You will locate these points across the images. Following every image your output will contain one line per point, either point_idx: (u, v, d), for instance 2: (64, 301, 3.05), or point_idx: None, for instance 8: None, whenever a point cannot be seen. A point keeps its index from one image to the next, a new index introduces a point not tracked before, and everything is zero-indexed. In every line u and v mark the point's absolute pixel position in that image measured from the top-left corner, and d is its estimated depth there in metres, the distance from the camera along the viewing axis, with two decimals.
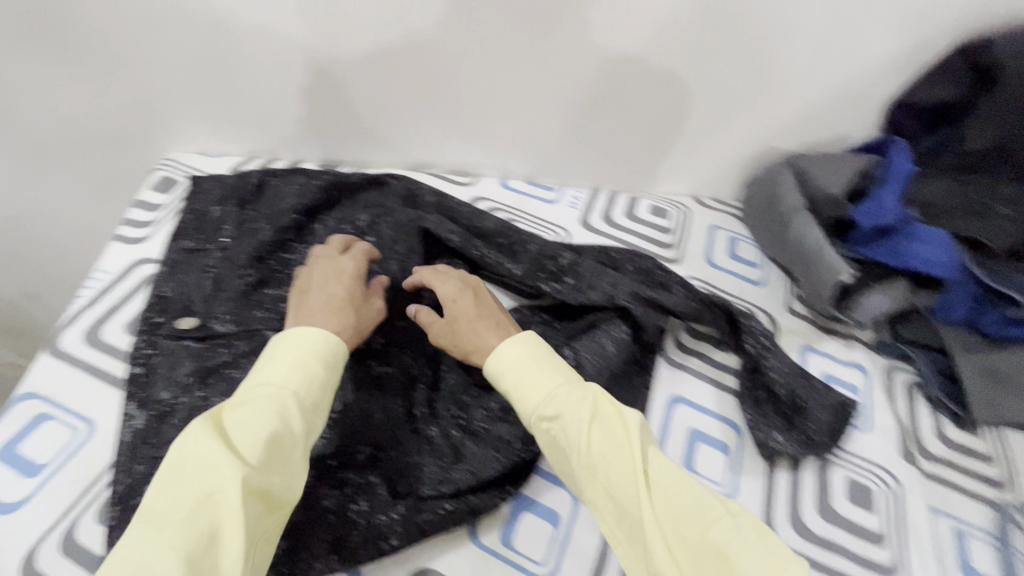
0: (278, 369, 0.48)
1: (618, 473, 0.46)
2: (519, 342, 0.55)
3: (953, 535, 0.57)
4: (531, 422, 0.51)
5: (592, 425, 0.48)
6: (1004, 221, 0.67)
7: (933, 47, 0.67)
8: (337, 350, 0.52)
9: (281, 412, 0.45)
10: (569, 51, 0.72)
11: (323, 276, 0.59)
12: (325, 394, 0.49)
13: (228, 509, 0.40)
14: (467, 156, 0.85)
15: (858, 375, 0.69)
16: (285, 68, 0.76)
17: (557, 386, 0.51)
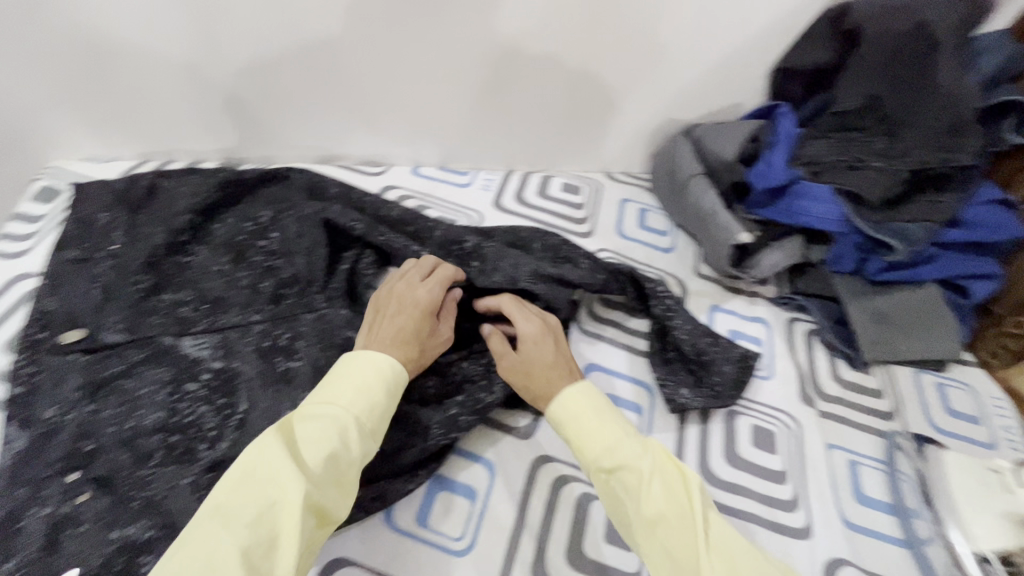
0: (344, 391, 0.49)
1: (677, 537, 0.44)
2: (584, 391, 0.53)
3: (847, 466, 0.62)
4: (592, 471, 0.50)
5: (655, 484, 0.47)
6: (877, 173, 0.70)
7: (802, 16, 0.71)
8: (402, 374, 0.52)
9: (343, 434, 0.46)
10: (462, 33, 0.71)
11: (402, 303, 0.58)
12: (386, 417, 0.50)
13: (288, 518, 0.41)
14: (376, 147, 0.84)
15: (760, 329, 0.73)
16: (167, 64, 0.72)
17: (620, 438, 0.50)
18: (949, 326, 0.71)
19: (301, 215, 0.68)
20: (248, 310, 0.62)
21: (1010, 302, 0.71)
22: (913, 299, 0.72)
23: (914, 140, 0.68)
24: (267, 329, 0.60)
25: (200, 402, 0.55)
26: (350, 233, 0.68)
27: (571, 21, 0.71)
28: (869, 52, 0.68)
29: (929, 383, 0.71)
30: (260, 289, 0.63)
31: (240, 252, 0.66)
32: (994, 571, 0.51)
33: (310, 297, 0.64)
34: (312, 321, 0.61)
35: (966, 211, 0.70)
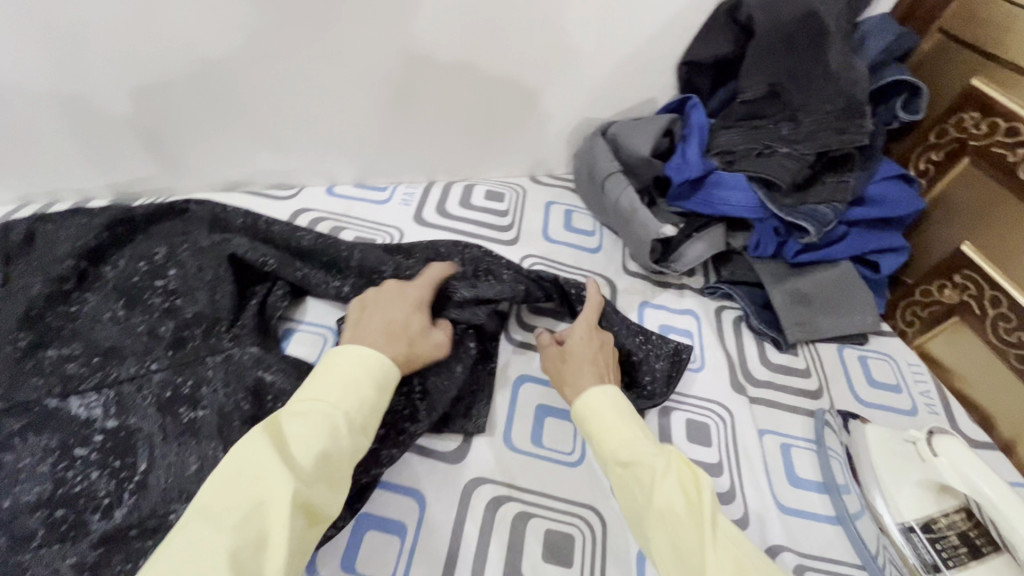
0: (331, 385, 0.47)
1: (685, 532, 0.42)
2: (606, 390, 0.53)
3: (780, 451, 0.63)
4: (608, 466, 0.50)
5: (669, 479, 0.45)
6: (785, 159, 0.71)
7: (700, 10, 0.72)
8: (390, 368, 0.50)
9: (333, 430, 0.44)
10: (359, 48, 0.68)
11: (392, 299, 0.57)
12: (376, 413, 0.48)
13: (280, 519, 0.39)
14: (285, 168, 0.80)
15: (689, 321, 0.73)
16: (34, 98, 0.66)
17: (638, 436, 0.49)
18: (864, 303, 0.74)
19: (201, 248, 0.64)
20: (145, 359, 0.57)
21: (918, 270, 0.75)
22: (830, 277, 0.75)
23: (815, 125, 0.69)
24: (166, 378, 0.56)
25: (91, 467, 0.50)
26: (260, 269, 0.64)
27: (472, 27, 0.69)
28: (762, 44, 0.70)
29: (851, 357, 0.74)
30: (159, 334, 0.59)
31: (134, 296, 0.61)
32: (919, 541, 0.53)
33: (216, 338, 0.60)
34: (217, 364, 0.57)
35: (869, 188, 0.73)
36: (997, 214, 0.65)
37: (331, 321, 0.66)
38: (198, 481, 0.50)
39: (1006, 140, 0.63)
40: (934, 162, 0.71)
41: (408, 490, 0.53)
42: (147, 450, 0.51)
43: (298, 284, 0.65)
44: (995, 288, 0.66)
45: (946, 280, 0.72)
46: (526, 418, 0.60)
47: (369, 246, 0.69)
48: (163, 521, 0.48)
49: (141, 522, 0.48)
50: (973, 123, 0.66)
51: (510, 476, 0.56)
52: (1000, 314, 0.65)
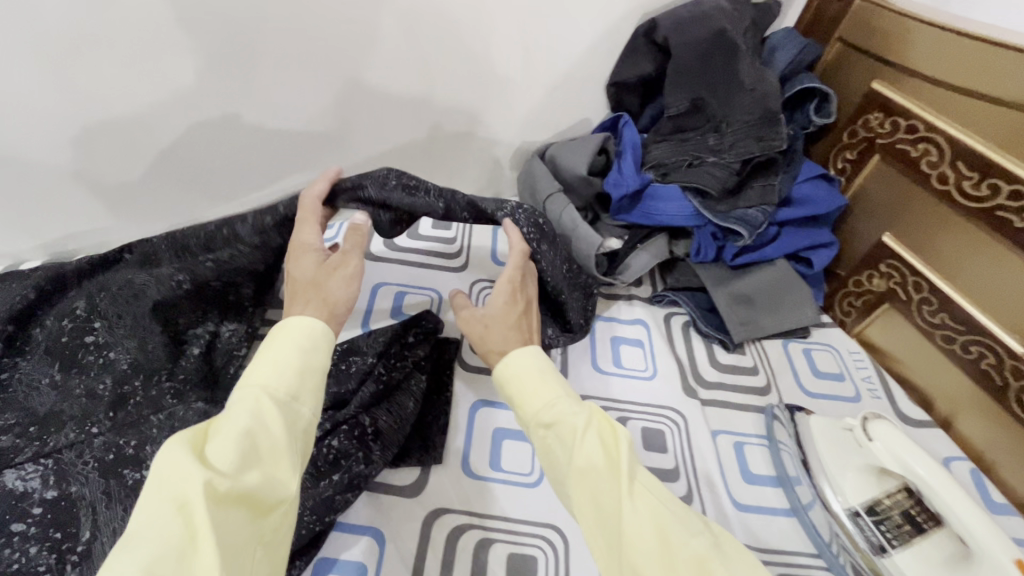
0: (252, 370, 0.45)
1: (605, 485, 0.45)
2: (528, 352, 0.54)
3: (735, 449, 0.65)
4: (531, 426, 0.51)
5: (589, 437, 0.47)
6: (713, 168, 0.75)
7: (620, 34, 0.75)
8: (315, 333, 0.49)
9: (256, 410, 0.43)
10: (289, 92, 0.69)
11: (292, 261, 0.56)
12: (304, 380, 0.46)
13: (204, 508, 0.37)
14: (227, 212, 0.80)
15: (639, 330, 0.75)
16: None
17: (560, 397, 0.51)
18: (803, 297, 0.78)
19: (119, 294, 0.61)
20: (85, 423, 0.55)
21: (849, 262, 0.79)
22: (769, 277, 0.78)
23: (737, 133, 0.73)
24: (108, 441, 0.54)
25: (31, 542, 0.48)
26: (177, 293, 0.61)
27: (401, 65, 0.70)
28: (680, 61, 0.73)
29: (796, 350, 0.77)
30: (98, 394, 0.57)
31: (71, 358, 0.59)
32: (864, 523, 0.55)
33: (160, 392, 0.59)
34: (162, 421, 0.56)
35: (794, 190, 0.77)
36: (911, 205, 0.69)
37: None
38: None
39: (908, 137, 0.68)
40: (850, 161, 0.76)
41: (367, 530, 0.53)
42: (90, 518, 0.49)
43: (215, 281, 0.62)
44: (916, 274, 0.70)
45: (874, 269, 0.75)
46: (483, 443, 0.61)
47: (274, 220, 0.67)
48: None
49: None
50: (879, 123, 0.71)
51: (470, 503, 0.56)
52: (923, 298, 0.69)
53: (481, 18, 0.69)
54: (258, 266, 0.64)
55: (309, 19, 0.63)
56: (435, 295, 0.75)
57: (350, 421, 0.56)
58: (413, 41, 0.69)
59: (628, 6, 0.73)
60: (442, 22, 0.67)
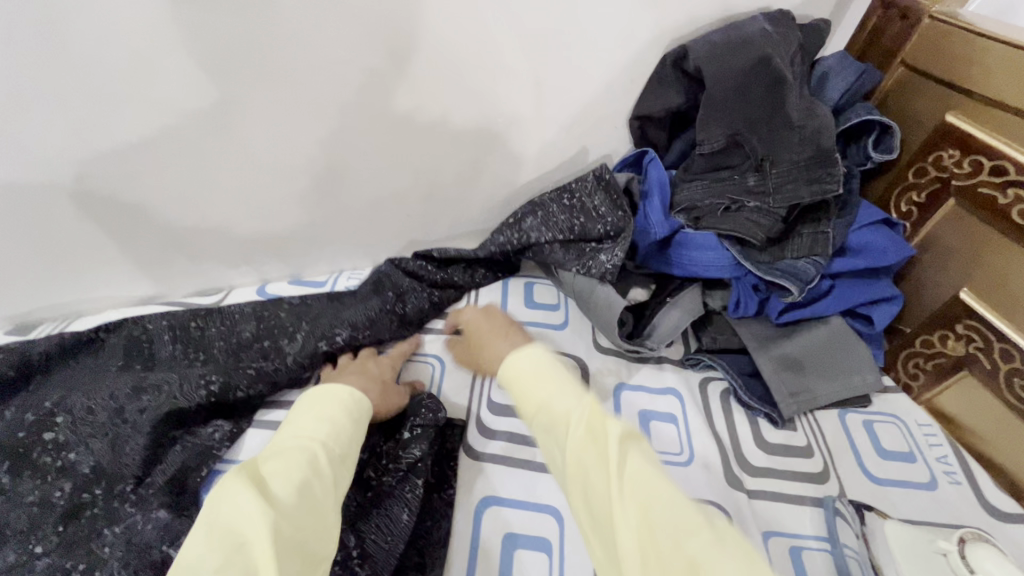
0: (304, 423, 0.48)
1: (595, 482, 0.42)
2: (527, 350, 0.52)
3: (791, 558, 0.54)
4: (531, 424, 0.49)
5: (583, 432, 0.44)
6: (754, 214, 0.65)
7: (644, 61, 0.66)
8: (362, 401, 0.52)
9: (311, 461, 0.45)
10: (268, 137, 0.61)
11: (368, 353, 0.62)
12: (353, 443, 0.49)
13: (266, 548, 0.37)
14: (211, 269, 0.72)
15: (672, 402, 0.65)
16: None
17: (549, 390, 0.48)
18: (859, 361, 0.67)
19: (114, 393, 0.55)
20: (30, 539, 0.48)
21: (916, 319, 0.68)
22: (818, 337, 0.68)
23: (784, 175, 0.63)
24: (54, 563, 0.46)
25: None
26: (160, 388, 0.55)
27: (393, 106, 0.62)
28: (714, 95, 0.63)
29: (855, 424, 0.66)
30: (49, 502, 0.49)
31: (24, 460, 0.51)
32: None
33: (117, 499, 0.50)
34: (116, 538, 0.48)
35: (850, 237, 0.66)
36: (994, 258, 0.59)
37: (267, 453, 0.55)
38: None
39: (993, 179, 0.57)
40: (917, 204, 0.65)
41: None
42: None
43: (248, 390, 0.57)
44: (1004, 340, 0.58)
45: (948, 330, 0.64)
46: (491, 555, 0.51)
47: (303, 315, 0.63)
48: None
49: None
50: (954, 162, 0.60)
51: None
52: (1014, 369, 0.58)
53: (483, 50, 0.60)
54: (295, 380, 0.60)
55: (284, 63, 0.55)
56: (437, 364, 0.66)
57: (332, 542, 0.49)
58: (406, 80, 0.61)
59: (654, 29, 0.63)
60: (437, 56, 0.59)
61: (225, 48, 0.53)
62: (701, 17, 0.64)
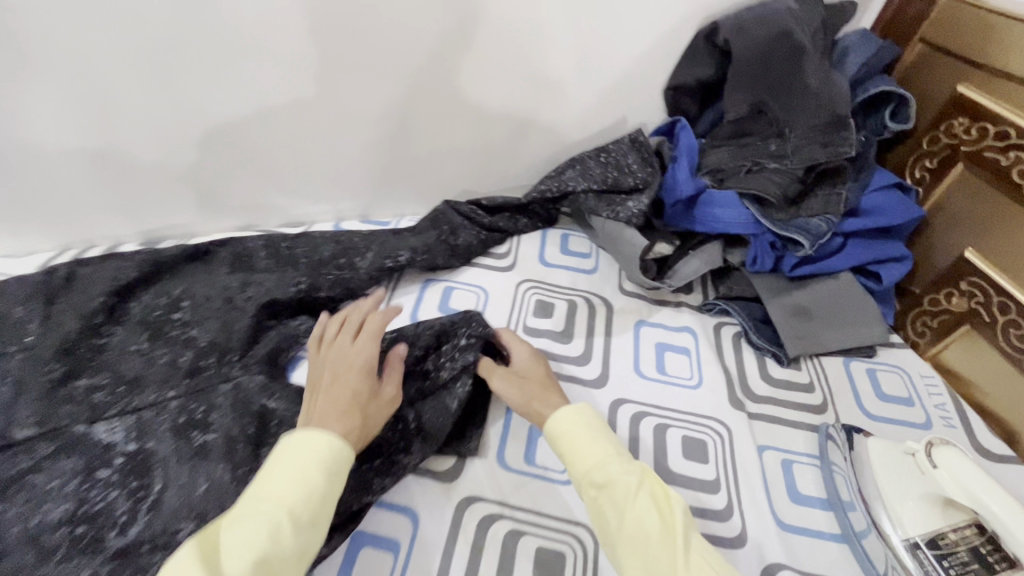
0: (275, 483, 0.45)
1: (657, 550, 0.45)
2: (582, 413, 0.56)
3: (781, 468, 0.61)
4: (581, 485, 0.52)
5: (642, 497, 0.48)
6: (774, 174, 0.72)
7: (679, 36, 0.74)
8: (341, 455, 0.48)
9: (275, 530, 0.42)
10: (355, 90, 0.73)
11: (336, 369, 0.56)
12: (325, 506, 0.45)
13: None
14: (296, 207, 0.85)
15: (687, 338, 0.74)
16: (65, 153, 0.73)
17: (609, 456, 0.52)
18: (868, 314, 0.73)
19: (228, 286, 0.69)
20: (164, 387, 0.61)
21: (924, 280, 0.74)
22: (827, 290, 0.74)
23: (801, 140, 0.70)
24: (182, 405, 0.60)
25: (111, 487, 0.53)
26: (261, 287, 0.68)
27: (457, 69, 0.74)
28: (740, 65, 0.71)
29: (859, 370, 0.72)
30: (178, 363, 0.63)
31: (158, 331, 0.66)
32: (925, 557, 0.51)
33: (227, 365, 0.63)
34: (225, 393, 0.61)
35: (863, 199, 0.72)
36: (995, 217, 0.64)
37: None
38: (208, 501, 0.53)
39: (998, 144, 0.62)
40: (929, 170, 0.71)
41: (404, 507, 0.55)
42: (162, 472, 0.54)
43: (328, 293, 0.70)
44: (1002, 294, 0.63)
45: (952, 287, 0.70)
46: (518, 437, 0.62)
47: (371, 241, 0.75)
48: (169, 538, 0.51)
49: (149, 537, 0.51)
50: (963, 129, 0.66)
51: (501, 493, 0.57)
52: (1009, 320, 0.63)
53: (537, 21, 0.70)
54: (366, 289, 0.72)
55: (373, 28, 0.68)
56: (480, 292, 0.75)
57: (395, 414, 0.59)
58: (469, 44, 0.71)
59: (689, 8, 0.72)
60: (498, 26, 0.70)
61: (329, 13, 0.66)
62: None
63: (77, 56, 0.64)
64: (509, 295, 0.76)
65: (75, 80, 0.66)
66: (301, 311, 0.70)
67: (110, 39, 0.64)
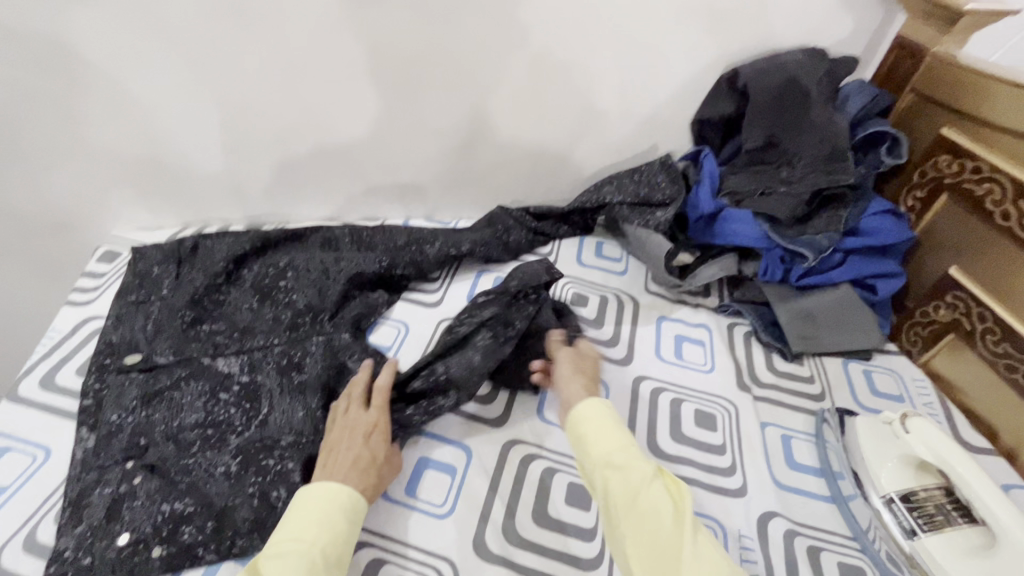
0: (307, 526, 0.53)
1: (666, 529, 0.52)
2: (603, 407, 0.62)
3: (780, 440, 0.71)
4: (598, 466, 0.58)
5: (655, 485, 0.55)
6: (783, 196, 0.84)
7: (706, 79, 0.89)
8: (360, 504, 0.56)
9: (310, 567, 0.49)
10: (435, 108, 0.89)
11: (350, 434, 0.62)
12: (348, 544, 0.53)
13: None
14: (374, 204, 1.01)
15: (703, 332, 0.85)
16: (200, 148, 0.90)
17: (625, 445, 0.59)
18: (865, 322, 0.83)
19: (323, 260, 0.83)
20: (270, 335, 0.75)
21: (916, 294, 0.84)
22: (831, 299, 0.84)
23: (807, 170, 0.83)
24: (284, 349, 0.73)
25: (230, 405, 0.67)
26: (349, 263, 0.83)
27: (519, 96, 0.89)
28: (756, 104, 0.84)
29: (856, 370, 0.81)
30: (281, 318, 0.77)
31: (266, 292, 0.80)
32: (897, 509, 0.60)
33: (320, 323, 0.77)
34: (317, 342, 0.74)
35: (862, 222, 0.83)
36: (976, 240, 0.75)
37: (406, 318, 0.82)
38: (305, 423, 0.66)
39: (973, 177, 0.75)
40: (919, 199, 0.83)
41: (459, 443, 0.67)
42: (269, 398, 0.67)
43: (403, 273, 0.84)
44: (980, 304, 0.74)
45: (940, 301, 0.80)
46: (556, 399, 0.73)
47: (439, 234, 0.89)
48: (274, 444, 0.63)
49: (260, 444, 0.63)
50: (946, 165, 0.78)
51: (540, 439, 0.68)
52: (987, 328, 0.74)
53: (587, 63, 0.86)
54: (431, 270, 0.86)
55: (455, 60, 0.84)
56: None
57: (428, 370, 0.69)
58: (531, 77, 0.87)
59: (715, 57, 0.87)
60: (556, 64, 0.86)
61: (422, 46, 0.82)
62: (751, 50, 0.86)
63: (228, 71, 0.82)
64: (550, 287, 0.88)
65: (222, 88, 0.84)
66: (379, 287, 0.84)
67: (254, 58, 0.81)
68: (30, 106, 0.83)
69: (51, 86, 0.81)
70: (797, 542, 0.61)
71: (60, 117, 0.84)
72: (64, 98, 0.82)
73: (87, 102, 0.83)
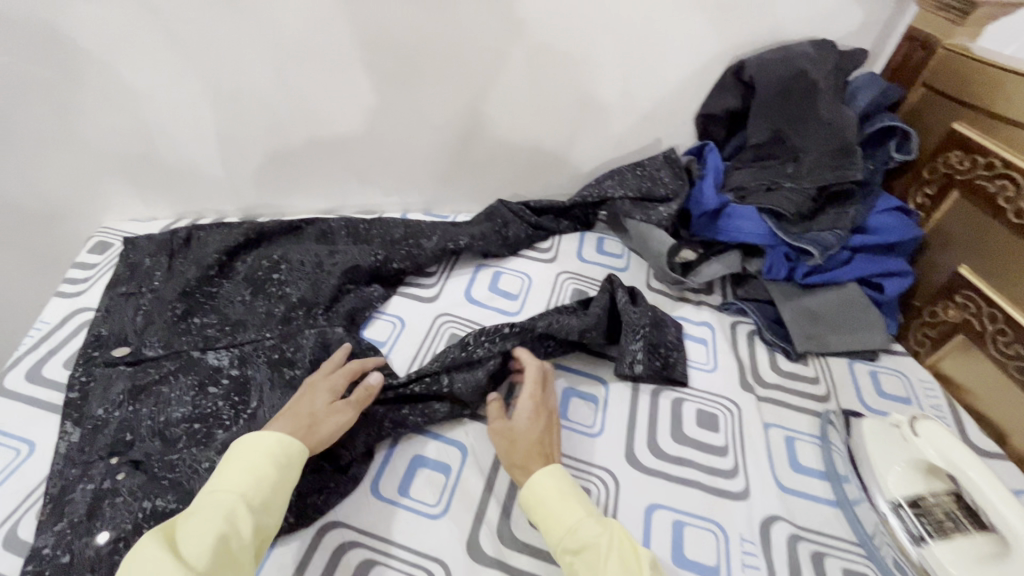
0: (229, 475, 0.51)
1: None
2: (545, 478, 0.57)
3: (783, 442, 0.69)
4: (557, 554, 0.53)
5: (610, 558, 0.50)
6: (789, 192, 0.81)
7: (711, 71, 0.87)
8: (292, 450, 0.55)
9: (230, 514, 0.48)
10: (434, 99, 0.87)
11: (300, 393, 0.63)
12: (275, 491, 0.52)
13: None
14: (371, 197, 0.99)
15: (705, 330, 0.82)
16: (195, 138, 0.88)
17: (579, 519, 0.54)
18: (871, 321, 0.81)
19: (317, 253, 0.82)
20: (262, 329, 0.73)
21: (924, 294, 0.82)
22: (837, 298, 0.82)
23: (814, 162, 0.80)
24: (276, 343, 0.71)
25: (219, 399, 0.65)
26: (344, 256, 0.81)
27: (519, 87, 0.87)
28: (763, 97, 0.82)
29: (862, 371, 0.79)
30: (274, 313, 0.75)
31: (258, 285, 0.78)
32: (906, 515, 0.58)
33: (314, 317, 0.76)
34: (310, 338, 0.72)
35: (870, 219, 0.82)
36: (986, 238, 0.73)
37: (400, 314, 0.80)
38: None
39: (986, 173, 0.72)
40: (928, 196, 0.81)
41: (454, 441, 0.65)
42: (259, 393, 0.66)
43: (399, 267, 0.82)
44: (990, 304, 0.72)
45: (949, 300, 0.78)
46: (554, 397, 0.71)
47: (436, 229, 0.87)
48: None
49: None
50: (957, 160, 0.76)
51: None
52: (997, 328, 0.71)
53: (590, 54, 0.84)
54: (428, 264, 0.84)
55: (458, 48, 0.81)
56: (524, 278, 0.87)
57: (432, 376, 0.67)
58: (533, 69, 0.85)
59: (721, 48, 0.84)
60: (561, 54, 0.83)
61: (421, 33, 0.80)
62: (758, 43, 0.84)
63: (217, 56, 0.80)
64: (549, 283, 0.87)
65: (215, 76, 0.82)
66: (375, 280, 0.82)
67: (248, 45, 0.79)
68: (19, 92, 0.81)
69: (38, 71, 0.79)
70: (800, 547, 0.59)
71: (48, 104, 0.82)
72: (54, 83, 0.80)
73: (79, 89, 0.81)
